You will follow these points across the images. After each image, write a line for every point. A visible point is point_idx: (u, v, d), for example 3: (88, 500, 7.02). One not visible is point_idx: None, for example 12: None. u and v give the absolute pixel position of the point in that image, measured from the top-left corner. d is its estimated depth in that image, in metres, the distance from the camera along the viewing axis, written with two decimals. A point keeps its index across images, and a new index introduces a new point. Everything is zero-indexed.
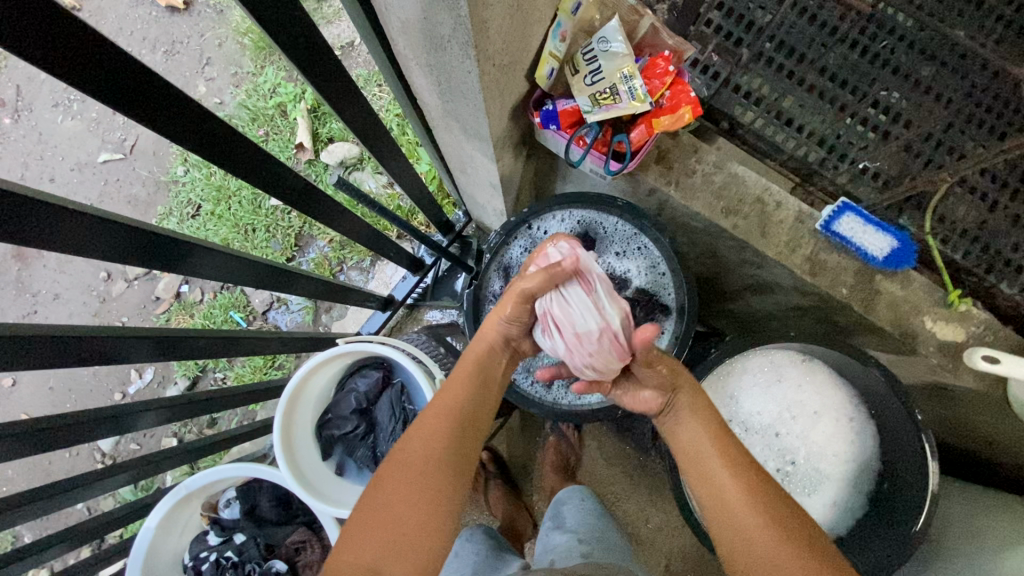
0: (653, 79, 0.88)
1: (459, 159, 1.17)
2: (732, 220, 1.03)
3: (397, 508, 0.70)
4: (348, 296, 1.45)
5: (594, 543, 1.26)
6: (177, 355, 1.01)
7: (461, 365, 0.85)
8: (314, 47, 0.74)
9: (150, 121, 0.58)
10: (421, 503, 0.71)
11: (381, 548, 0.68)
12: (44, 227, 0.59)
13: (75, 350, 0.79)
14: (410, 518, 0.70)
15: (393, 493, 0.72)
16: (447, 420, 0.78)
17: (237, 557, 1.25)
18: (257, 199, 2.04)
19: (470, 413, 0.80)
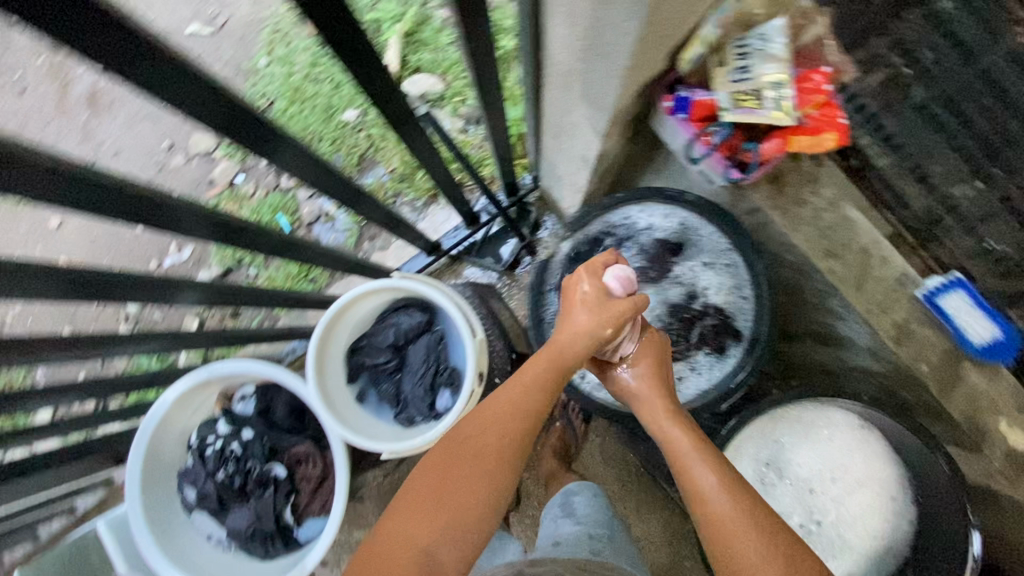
0: (803, 93, 0.81)
1: (559, 123, 1.12)
2: (829, 263, 0.97)
3: (447, 492, 0.70)
4: (403, 230, 1.44)
5: (605, 541, 1.26)
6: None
7: (530, 364, 0.80)
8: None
9: (306, 4, 0.53)
10: (468, 493, 0.70)
11: (428, 531, 0.67)
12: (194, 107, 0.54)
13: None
14: (458, 508, 0.69)
15: (444, 479, 0.70)
16: (513, 418, 0.74)
17: (241, 452, 1.26)
18: (331, 110, 2.01)
19: (536, 417, 0.76)
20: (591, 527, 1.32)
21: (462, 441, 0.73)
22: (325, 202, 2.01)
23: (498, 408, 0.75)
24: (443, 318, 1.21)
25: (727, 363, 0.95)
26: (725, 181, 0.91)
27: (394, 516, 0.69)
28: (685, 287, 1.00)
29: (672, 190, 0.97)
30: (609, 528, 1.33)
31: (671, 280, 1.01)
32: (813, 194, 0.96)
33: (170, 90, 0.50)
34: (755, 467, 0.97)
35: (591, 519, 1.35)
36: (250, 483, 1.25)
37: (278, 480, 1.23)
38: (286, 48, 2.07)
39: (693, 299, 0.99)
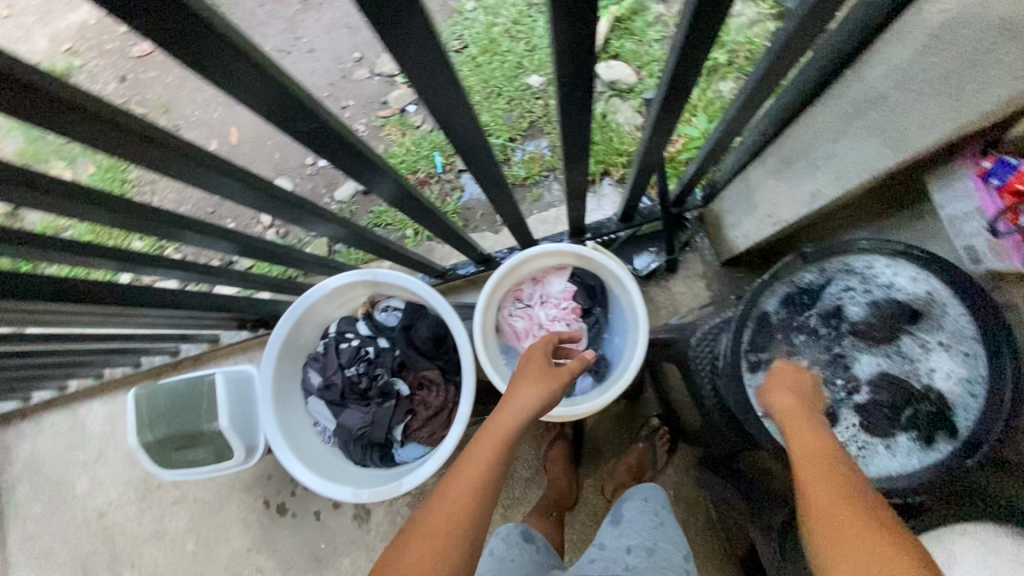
0: None
1: (801, 148, 1.07)
2: None
3: (449, 508, 0.73)
4: (577, 204, 1.44)
5: (643, 556, 1.20)
6: (452, 139, 0.88)
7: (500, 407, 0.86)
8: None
9: None
10: (457, 510, 0.73)
11: (426, 546, 0.71)
12: None
13: (431, 73, 0.67)
14: (456, 521, 0.72)
15: (442, 504, 0.74)
16: (483, 447, 0.79)
17: (374, 357, 1.31)
18: (522, 70, 1.93)
19: (512, 439, 0.82)
20: (633, 540, 1.26)
21: (455, 470, 0.77)
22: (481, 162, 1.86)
23: (478, 449, 0.79)
24: (604, 304, 1.22)
25: (929, 455, 0.88)
26: (1007, 266, 0.82)
27: (394, 547, 0.73)
28: (907, 362, 0.92)
29: (924, 252, 0.91)
30: (653, 541, 1.25)
31: (892, 352, 0.93)
32: None
33: None
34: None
35: (635, 531, 1.28)
36: (374, 390, 1.29)
37: (399, 396, 1.26)
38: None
39: (912, 376, 0.91)
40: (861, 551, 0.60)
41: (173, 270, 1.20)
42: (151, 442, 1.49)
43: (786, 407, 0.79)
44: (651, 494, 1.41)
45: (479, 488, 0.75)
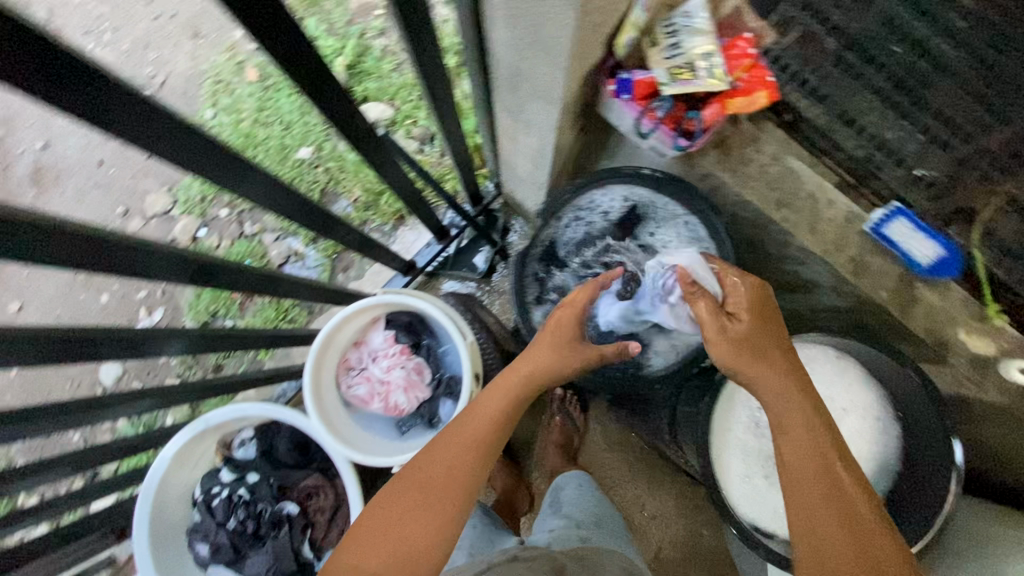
0: (731, 61, 0.89)
1: (512, 124, 1.17)
2: (783, 213, 1.04)
3: (450, 467, 0.72)
4: (377, 252, 1.47)
5: (591, 529, 1.19)
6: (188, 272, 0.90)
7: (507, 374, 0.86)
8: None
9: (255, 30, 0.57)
10: (462, 475, 0.72)
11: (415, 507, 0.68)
12: None
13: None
14: (457, 479, 0.71)
15: (442, 457, 0.73)
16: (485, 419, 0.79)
17: (249, 496, 1.26)
18: (285, 150, 2.03)
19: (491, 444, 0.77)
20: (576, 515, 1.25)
21: (459, 430, 0.77)
22: (293, 241, 2.02)
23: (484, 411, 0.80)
24: (429, 331, 1.23)
25: None
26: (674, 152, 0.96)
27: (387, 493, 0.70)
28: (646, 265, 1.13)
29: (624, 169, 1.09)
30: (596, 516, 1.26)
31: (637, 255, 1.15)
32: (756, 152, 1.04)
33: None
34: (750, 412, 1.02)
35: (575, 509, 1.29)
36: (263, 526, 1.24)
37: (291, 517, 1.22)
38: (231, 97, 2.08)
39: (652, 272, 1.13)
40: (828, 542, 0.60)
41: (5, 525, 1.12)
42: None
43: (742, 334, 0.77)
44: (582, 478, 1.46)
45: (483, 454, 0.75)
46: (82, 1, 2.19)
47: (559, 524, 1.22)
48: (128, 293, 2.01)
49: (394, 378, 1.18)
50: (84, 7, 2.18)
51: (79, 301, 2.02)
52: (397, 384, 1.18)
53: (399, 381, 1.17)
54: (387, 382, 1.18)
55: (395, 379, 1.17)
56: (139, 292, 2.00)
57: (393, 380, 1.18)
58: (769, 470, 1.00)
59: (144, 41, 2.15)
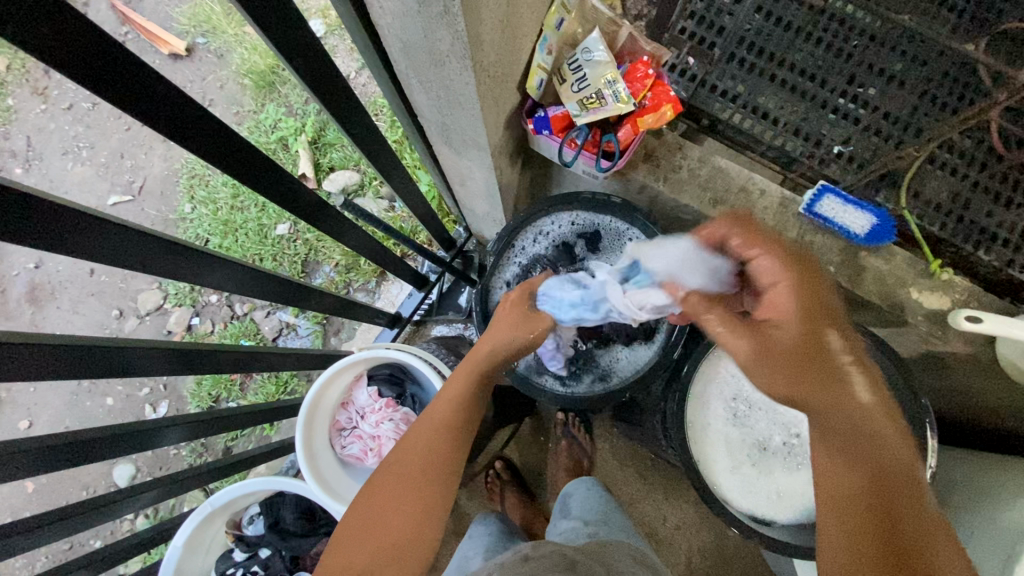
0: (635, 83, 0.96)
1: (458, 171, 1.24)
2: (720, 210, 1.09)
3: (399, 493, 0.75)
4: (357, 312, 1.52)
5: (601, 524, 1.19)
6: (165, 360, 0.96)
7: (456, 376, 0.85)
8: (323, 69, 0.82)
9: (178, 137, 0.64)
10: (418, 488, 0.75)
11: (379, 534, 0.72)
12: (81, 238, 0.65)
13: (100, 359, 0.83)
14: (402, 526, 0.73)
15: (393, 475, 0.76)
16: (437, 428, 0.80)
17: (263, 570, 1.28)
18: (263, 229, 2.12)
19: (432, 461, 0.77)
20: (587, 515, 1.24)
21: (411, 444, 0.78)
22: (283, 314, 2.08)
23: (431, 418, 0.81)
24: (412, 380, 1.26)
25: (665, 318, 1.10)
26: (599, 174, 1.04)
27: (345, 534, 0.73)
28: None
29: (566, 194, 1.13)
30: (606, 514, 1.25)
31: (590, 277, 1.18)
32: (683, 158, 1.10)
33: (57, 229, 0.62)
34: (723, 404, 1.04)
35: (587, 509, 1.28)
36: None
37: None
38: (206, 189, 2.19)
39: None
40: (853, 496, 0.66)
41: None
42: None
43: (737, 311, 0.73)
44: (590, 483, 1.43)
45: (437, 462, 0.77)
46: (57, 125, 2.33)
47: (570, 526, 1.21)
48: (131, 392, 2.06)
49: (385, 430, 1.20)
50: (60, 130, 2.32)
51: (86, 408, 2.07)
52: (389, 434, 1.21)
53: (389, 431, 1.21)
54: (379, 434, 1.21)
55: (385, 430, 1.20)
56: (142, 389, 2.05)
57: (385, 432, 1.20)
58: (754, 456, 1.02)
59: (119, 152, 2.28)
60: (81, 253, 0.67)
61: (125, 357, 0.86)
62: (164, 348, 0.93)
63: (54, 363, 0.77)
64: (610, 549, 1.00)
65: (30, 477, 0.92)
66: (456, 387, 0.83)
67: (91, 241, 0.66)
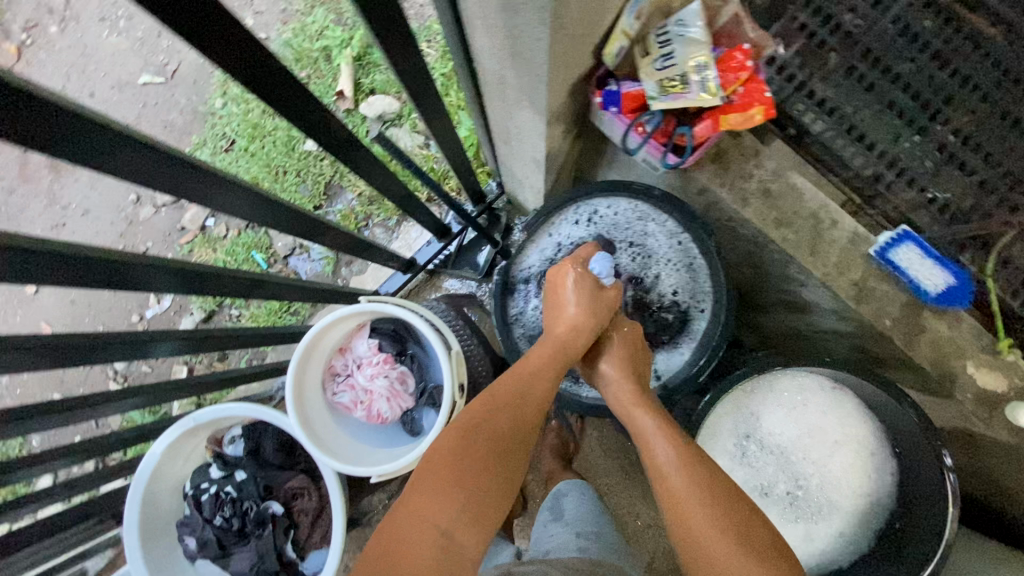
0: (727, 72, 0.83)
1: (505, 130, 1.13)
2: (782, 232, 0.99)
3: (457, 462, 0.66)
4: (372, 253, 1.45)
5: (592, 539, 1.21)
6: (165, 280, 0.90)
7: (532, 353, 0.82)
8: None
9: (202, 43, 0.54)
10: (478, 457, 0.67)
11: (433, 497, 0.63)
12: None
13: (94, 271, 0.76)
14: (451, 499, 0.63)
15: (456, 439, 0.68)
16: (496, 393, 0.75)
17: (236, 493, 1.27)
18: (291, 142, 2.02)
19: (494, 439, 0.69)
20: (579, 526, 1.26)
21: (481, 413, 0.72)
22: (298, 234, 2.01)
23: (502, 389, 0.76)
24: (414, 339, 1.21)
25: (690, 340, 0.96)
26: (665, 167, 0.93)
27: (415, 492, 0.64)
28: (634, 291, 0.99)
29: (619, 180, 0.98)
30: (599, 528, 1.27)
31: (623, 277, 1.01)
32: (756, 167, 0.99)
33: None
34: (734, 440, 0.97)
35: (580, 518, 1.31)
36: (249, 524, 1.25)
37: (276, 517, 1.24)
38: (240, 88, 2.08)
39: (639, 298, 0.99)
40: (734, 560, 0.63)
41: (14, 508, 1.19)
42: None
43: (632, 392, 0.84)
44: (585, 487, 1.45)
45: (503, 433, 0.71)
46: None
47: (559, 534, 1.26)
48: None
49: (381, 386, 1.17)
50: None
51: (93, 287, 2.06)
52: (385, 393, 1.18)
53: (385, 387, 1.17)
54: (375, 389, 1.17)
55: (382, 386, 1.17)
56: None
57: (379, 388, 1.17)
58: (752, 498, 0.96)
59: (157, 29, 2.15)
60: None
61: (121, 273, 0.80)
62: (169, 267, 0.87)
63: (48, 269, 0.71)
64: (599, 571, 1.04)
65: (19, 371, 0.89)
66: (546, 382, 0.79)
67: None
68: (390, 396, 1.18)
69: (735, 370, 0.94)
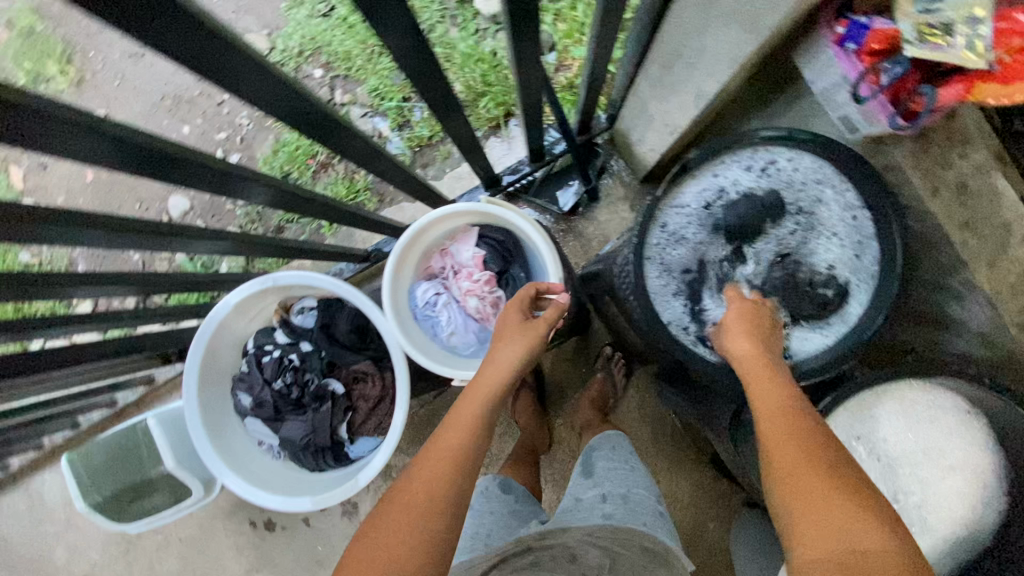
0: (1000, 36, 0.70)
1: (680, 50, 1.00)
2: (963, 236, 0.90)
3: (416, 493, 0.67)
4: (476, 156, 1.35)
5: (620, 502, 1.16)
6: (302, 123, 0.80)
7: (487, 376, 0.82)
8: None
9: None
10: (434, 478, 0.68)
11: (386, 534, 0.64)
12: None
13: None
14: (416, 526, 0.64)
15: (425, 472, 0.69)
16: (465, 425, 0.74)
17: (300, 363, 1.25)
18: (394, 23, 1.87)
19: (459, 464, 0.70)
20: (607, 488, 1.22)
21: (443, 437, 0.73)
22: (380, 122, 1.85)
23: (464, 412, 0.76)
24: (519, 261, 1.15)
25: (834, 326, 0.90)
26: (886, 130, 0.82)
27: (376, 523, 0.66)
28: (792, 263, 0.92)
29: (808, 133, 0.88)
30: (626, 487, 1.21)
31: (779, 243, 0.93)
32: (961, 157, 0.88)
33: None
34: (845, 440, 0.93)
35: (607, 477, 1.26)
36: (307, 396, 1.24)
37: (336, 396, 1.24)
38: None
39: (793, 272, 0.92)
40: (826, 518, 0.58)
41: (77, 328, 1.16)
42: (101, 503, 1.39)
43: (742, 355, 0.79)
44: (616, 441, 1.42)
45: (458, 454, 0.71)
46: None
47: (586, 494, 1.21)
48: (209, 130, 1.83)
49: (473, 301, 1.12)
50: None
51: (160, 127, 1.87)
52: (479, 310, 1.12)
53: (477, 302, 1.12)
54: (470, 300, 1.12)
55: (473, 300, 1.12)
56: (220, 132, 1.82)
57: (472, 302, 1.12)
58: None
59: None
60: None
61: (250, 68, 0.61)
62: (273, 70, 0.63)
63: None
64: (626, 545, 1.01)
65: None
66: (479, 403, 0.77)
67: None
68: (484, 313, 1.13)
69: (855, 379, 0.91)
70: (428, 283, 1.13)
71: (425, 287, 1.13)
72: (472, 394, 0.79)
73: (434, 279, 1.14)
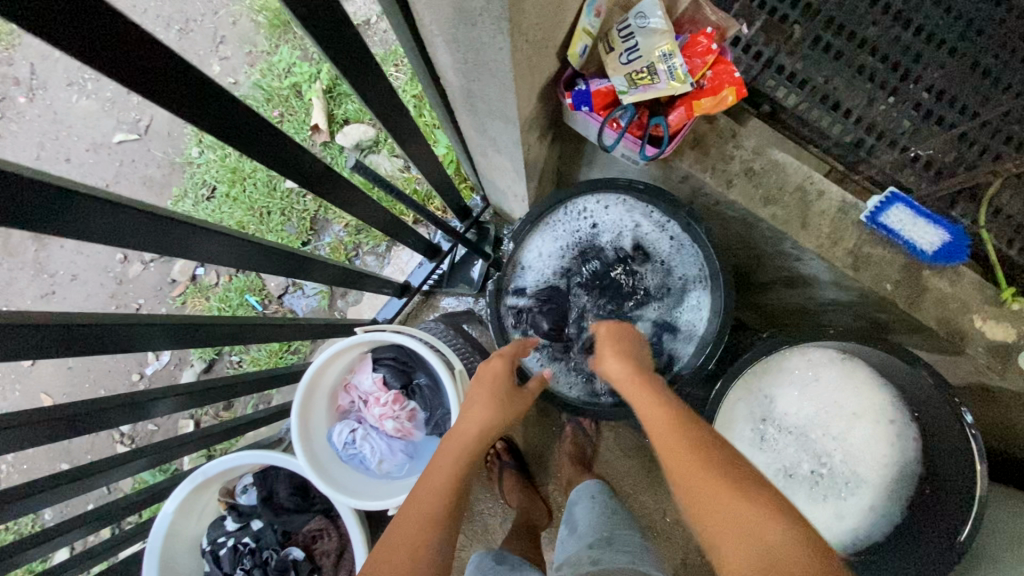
0: (694, 58, 0.83)
1: (481, 142, 1.10)
2: (771, 210, 0.97)
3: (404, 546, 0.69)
4: (365, 283, 1.42)
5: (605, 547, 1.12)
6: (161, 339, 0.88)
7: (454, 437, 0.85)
8: (345, 33, 0.69)
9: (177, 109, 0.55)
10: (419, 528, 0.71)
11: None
12: (77, 217, 0.57)
13: (80, 337, 0.74)
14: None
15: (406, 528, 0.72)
16: (429, 485, 0.77)
17: (255, 543, 1.25)
18: (272, 182, 1.99)
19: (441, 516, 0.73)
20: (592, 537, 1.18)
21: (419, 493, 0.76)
22: None
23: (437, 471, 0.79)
24: (421, 368, 1.18)
25: (694, 325, 1.01)
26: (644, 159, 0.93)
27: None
28: (633, 288, 1.06)
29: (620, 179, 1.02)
30: (610, 533, 1.18)
31: (617, 275, 1.07)
32: (736, 148, 0.97)
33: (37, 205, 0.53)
34: (751, 425, 0.98)
35: (592, 528, 1.22)
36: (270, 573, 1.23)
37: (298, 563, 1.23)
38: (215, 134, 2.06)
39: (631, 299, 1.06)
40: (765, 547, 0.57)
41: None
42: None
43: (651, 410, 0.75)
44: (595, 491, 1.41)
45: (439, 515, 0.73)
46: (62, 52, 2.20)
47: (574, 551, 1.16)
48: None
49: (389, 421, 1.15)
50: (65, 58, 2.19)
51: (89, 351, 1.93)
52: (398, 428, 1.16)
53: (394, 422, 1.15)
54: (386, 424, 1.15)
55: (390, 422, 1.15)
56: None
57: (389, 424, 1.15)
58: (779, 481, 0.97)
59: None
60: (64, 234, 0.58)
61: (104, 333, 0.77)
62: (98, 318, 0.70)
63: (39, 338, 0.69)
64: None
65: (24, 447, 0.88)
66: (448, 463, 0.80)
67: (92, 217, 0.59)
68: (405, 429, 1.16)
69: (736, 361, 0.91)
70: (343, 424, 1.15)
71: (340, 429, 1.15)
72: (448, 452, 0.83)
73: (348, 418, 1.17)
